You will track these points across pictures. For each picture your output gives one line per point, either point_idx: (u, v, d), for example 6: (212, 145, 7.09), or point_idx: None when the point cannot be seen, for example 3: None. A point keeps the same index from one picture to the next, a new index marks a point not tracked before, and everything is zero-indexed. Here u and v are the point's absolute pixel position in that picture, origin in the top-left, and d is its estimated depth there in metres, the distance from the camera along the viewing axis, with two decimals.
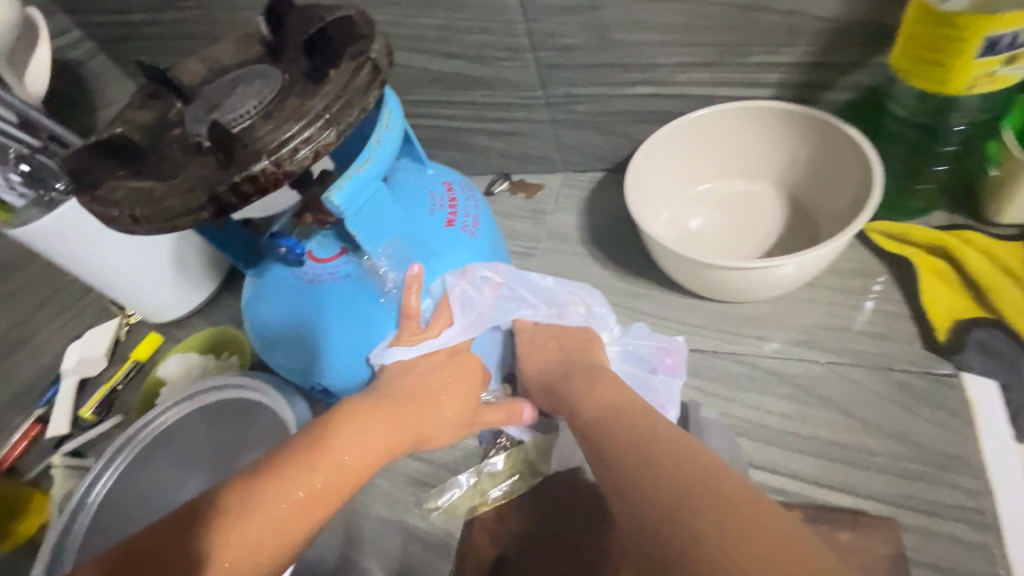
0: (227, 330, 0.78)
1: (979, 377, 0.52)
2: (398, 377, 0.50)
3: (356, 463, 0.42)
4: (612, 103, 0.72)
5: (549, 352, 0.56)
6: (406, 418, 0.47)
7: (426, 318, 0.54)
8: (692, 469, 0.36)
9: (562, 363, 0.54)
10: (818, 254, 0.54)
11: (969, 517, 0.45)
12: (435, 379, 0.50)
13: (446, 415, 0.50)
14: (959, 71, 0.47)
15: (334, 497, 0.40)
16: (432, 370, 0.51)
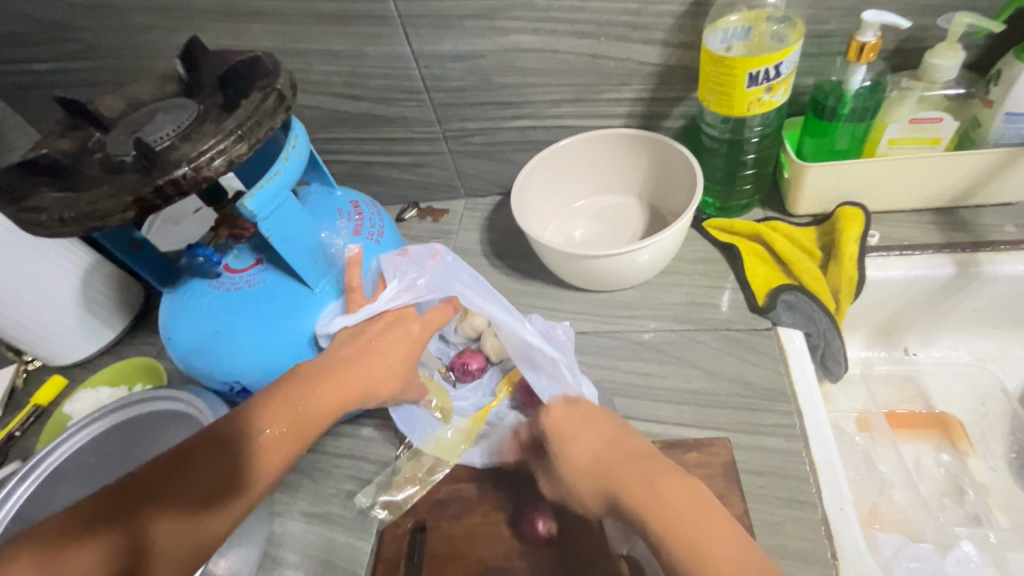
0: (146, 359, 0.78)
1: (789, 331, 0.66)
2: (352, 339, 0.55)
3: (309, 416, 0.51)
4: (502, 133, 0.84)
5: (574, 410, 0.52)
6: (356, 375, 0.53)
7: (368, 286, 0.60)
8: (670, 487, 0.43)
9: (586, 421, 0.51)
10: (663, 241, 0.67)
11: (782, 430, 0.58)
12: (381, 338, 0.55)
13: (393, 372, 0.55)
14: (738, 97, 0.64)
15: (290, 445, 0.50)
16: (377, 334, 0.56)
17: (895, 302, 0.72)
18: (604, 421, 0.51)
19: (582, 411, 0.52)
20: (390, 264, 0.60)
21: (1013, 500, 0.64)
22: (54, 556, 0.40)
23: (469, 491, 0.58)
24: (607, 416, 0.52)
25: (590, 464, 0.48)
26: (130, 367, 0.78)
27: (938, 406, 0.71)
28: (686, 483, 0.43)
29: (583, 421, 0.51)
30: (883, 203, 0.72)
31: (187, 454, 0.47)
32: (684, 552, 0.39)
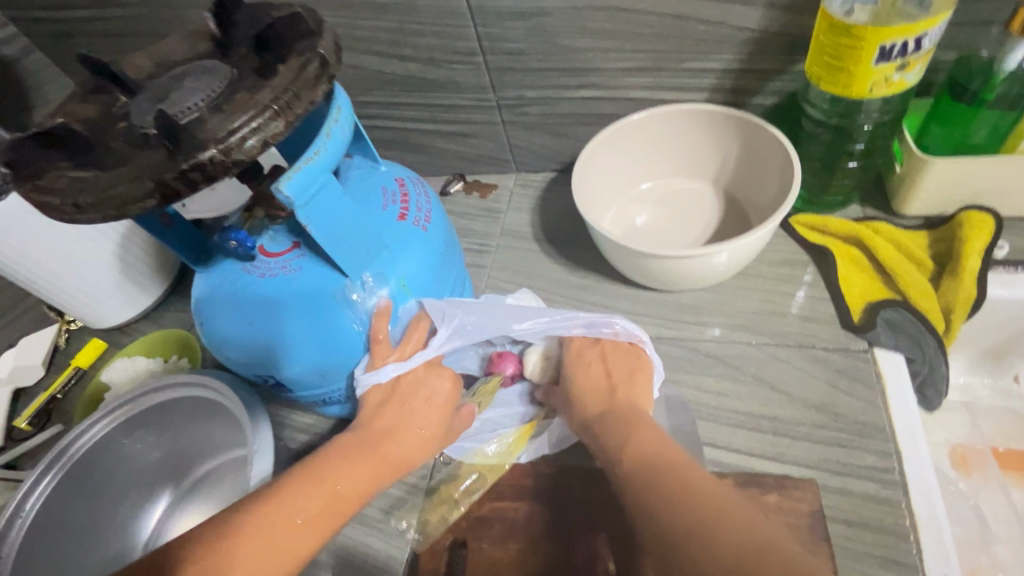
0: (183, 332, 0.76)
1: (888, 354, 0.57)
2: (384, 410, 0.53)
3: (344, 492, 0.46)
4: (563, 104, 0.75)
5: (588, 352, 0.56)
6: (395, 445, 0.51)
7: (397, 339, 0.56)
8: (665, 448, 0.44)
9: (591, 362, 0.55)
10: (749, 241, 0.58)
11: (876, 474, 0.50)
12: (416, 413, 0.53)
13: (425, 445, 0.53)
14: (861, 76, 0.53)
15: (323, 526, 0.44)
16: (408, 391, 0.54)
17: (1015, 326, 0.62)
18: (607, 368, 0.55)
19: (593, 351, 0.56)
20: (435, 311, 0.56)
21: None
22: None
23: (516, 510, 0.53)
24: (618, 358, 0.56)
25: (596, 394, 0.52)
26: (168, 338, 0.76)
27: None
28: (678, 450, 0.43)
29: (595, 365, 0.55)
30: (1015, 207, 0.60)
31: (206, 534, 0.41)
32: (682, 509, 0.37)
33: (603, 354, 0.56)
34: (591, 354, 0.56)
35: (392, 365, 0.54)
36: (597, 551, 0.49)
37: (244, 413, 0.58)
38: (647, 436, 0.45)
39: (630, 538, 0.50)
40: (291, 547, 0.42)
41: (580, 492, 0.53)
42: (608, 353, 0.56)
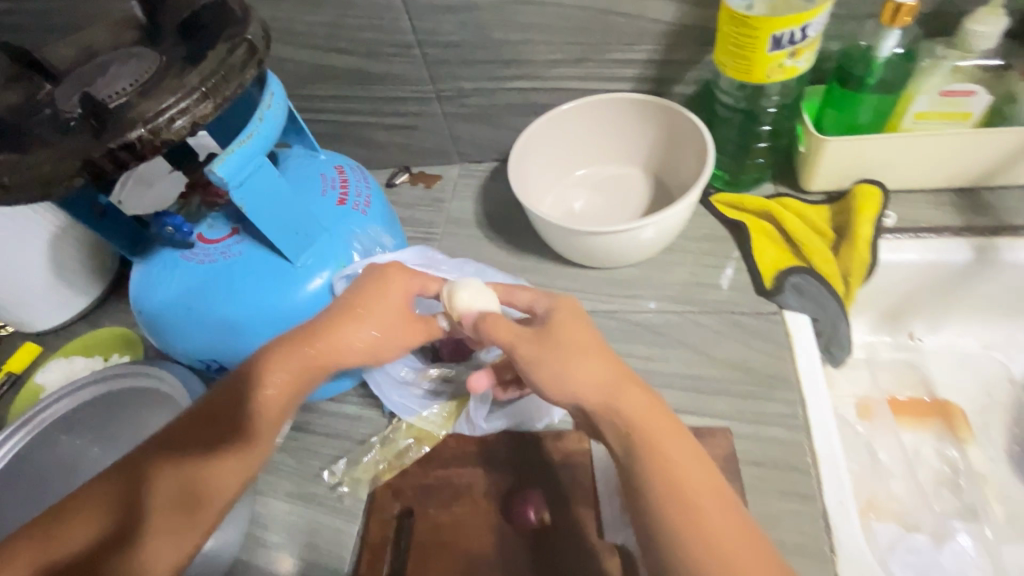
0: (124, 329, 0.74)
1: (796, 315, 0.63)
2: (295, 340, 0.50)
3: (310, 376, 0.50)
4: (499, 95, 0.78)
5: (567, 311, 0.49)
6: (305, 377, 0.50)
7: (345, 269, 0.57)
8: (661, 423, 0.42)
9: (561, 314, 0.49)
10: (668, 218, 0.63)
11: (783, 420, 0.55)
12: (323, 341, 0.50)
13: (379, 351, 0.52)
14: (759, 63, 0.58)
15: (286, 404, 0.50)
16: (337, 326, 0.51)
17: (905, 287, 0.69)
18: (589, 330, 0.48)
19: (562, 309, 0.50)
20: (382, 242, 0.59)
21: (1012, 490, 0.62)
22: (51, 541, 0.42)
23: (458, 477, 0.56)
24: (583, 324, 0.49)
25: (595, 359, 0.45)
26: (113, 337, 0.74)
27: (940, 394, 0.69)
28: (666, 418, 0.42)
29: (565, 326, 0.48)
30: (900, 181, 0.67)
31: (185, 431, 0.47)
32: (686, 508, 0.38)
33: (573, 312, 0.49)
34: (566, 310, 0.49)
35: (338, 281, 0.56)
36: (532, 506, 0.52)
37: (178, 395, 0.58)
38: (629, 404, 0.43)
39: (563, 493, 0.53)
40: (212, 488, 0.46)
41: (518, 456, 0.56)
42: (570, 309, 0.50)
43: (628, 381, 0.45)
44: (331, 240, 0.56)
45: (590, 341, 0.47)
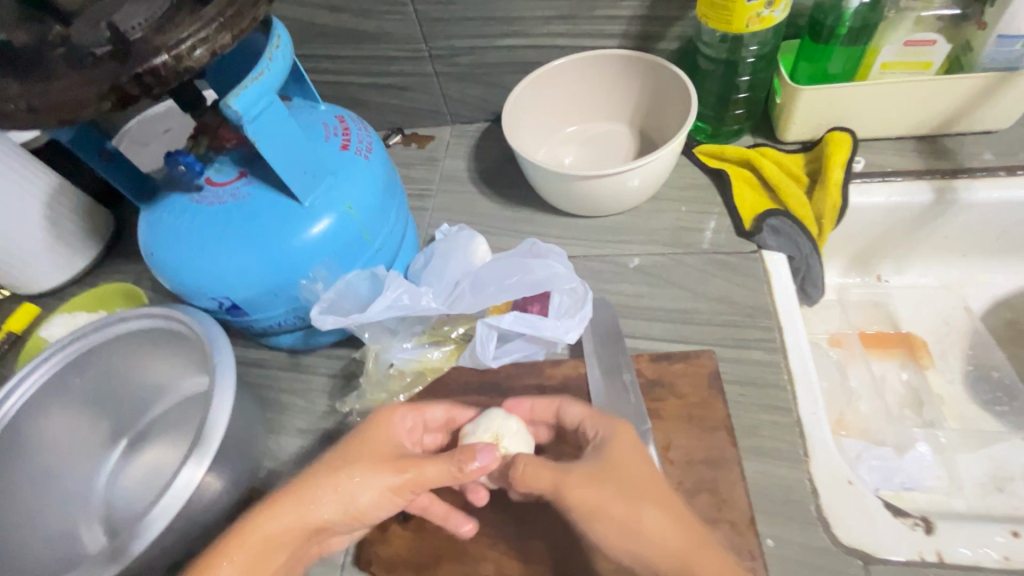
0: (125, 285, 0.76)
1: (773, 254, 0.68)
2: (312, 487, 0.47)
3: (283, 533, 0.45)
4: (490, 54, 0.81)
5: (623, 447, 0.47)
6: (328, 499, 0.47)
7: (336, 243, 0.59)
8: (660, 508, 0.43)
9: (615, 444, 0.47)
10: (654, 162, 0.66)
11: (762, 344, 0.60)
12: (360, 472, 0.47)
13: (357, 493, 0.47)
14: (739, 13, 0.62)
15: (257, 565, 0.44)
16: (337, 474, 0.47)
17: (873, 229, 0.74)
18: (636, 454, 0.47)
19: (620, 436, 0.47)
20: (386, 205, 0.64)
21: (968, 410, 0.68)
22: None
23: (463, 404, 0.60)
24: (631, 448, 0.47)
25: (646, 485, 0.44)
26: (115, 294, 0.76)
27: (905, 328, 0.75)
28: (683, 518, 0.43)
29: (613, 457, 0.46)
30: (869, 129, 0.72)
31: None
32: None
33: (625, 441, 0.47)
34: (625, 440, 0.47)
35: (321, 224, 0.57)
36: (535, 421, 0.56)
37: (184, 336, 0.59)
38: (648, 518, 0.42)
39: None
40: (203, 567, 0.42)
41: (519, 383, 0.60)
42: (628, 439, 0.47)
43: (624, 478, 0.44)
44: (336, 182, 0.59)
45: (636, 469, 0.45)
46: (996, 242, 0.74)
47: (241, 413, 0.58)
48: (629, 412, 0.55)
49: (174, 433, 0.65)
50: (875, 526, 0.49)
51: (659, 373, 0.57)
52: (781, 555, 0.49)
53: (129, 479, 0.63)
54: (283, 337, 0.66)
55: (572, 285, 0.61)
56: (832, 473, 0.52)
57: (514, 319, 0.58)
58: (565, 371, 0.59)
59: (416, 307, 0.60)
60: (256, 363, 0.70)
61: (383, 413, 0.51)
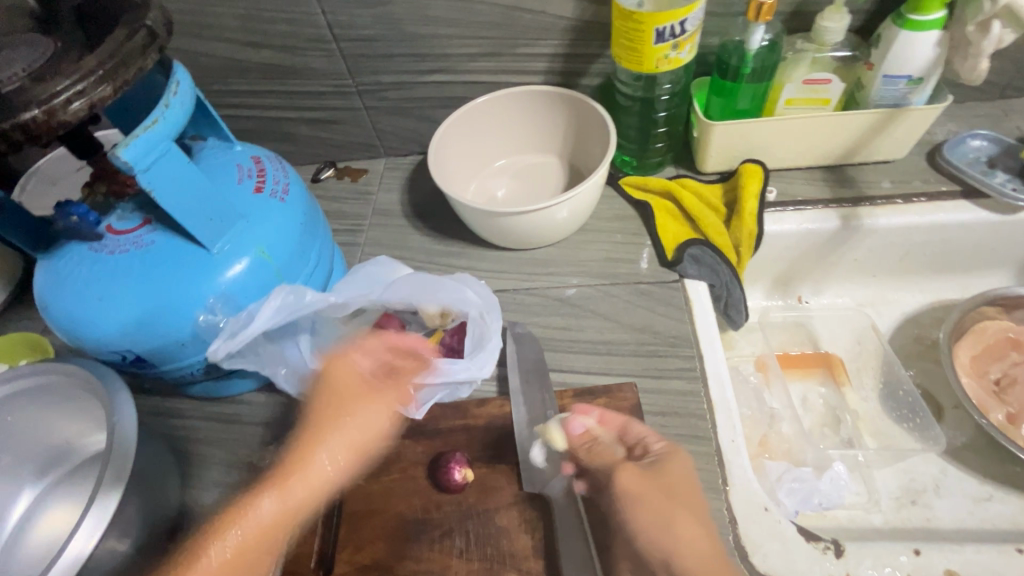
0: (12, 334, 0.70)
1: (694, 282, 0.70)
2: (317, 431, 0.56)
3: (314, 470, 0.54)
4: (419, 89, 0.81)
5: (636, 474, 0.53)
6: (339, 443, 0.56)
7: (251, 283, 0.57)
8: (703, 555, 0.49)
9: (664, 477, 0.52)
10: (578, 196, 0.68)
11: (683, 373, 0.62)
12: (347, 410, 0.57)
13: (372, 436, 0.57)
14: (647, 54, 0.64)
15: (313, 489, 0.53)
16: (353, 401, 0.58)
17: (789, 254, 0.78)
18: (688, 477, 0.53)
19: (668, 468, 0.53)
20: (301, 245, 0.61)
21: (882, 424, 0.71)
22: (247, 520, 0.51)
23: (386, 448, 0.58)
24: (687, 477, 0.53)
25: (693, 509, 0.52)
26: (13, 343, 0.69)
27: (824, 347, 0.78)
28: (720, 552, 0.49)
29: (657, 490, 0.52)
30: (780, 160, 0.76)
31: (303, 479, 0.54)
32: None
33: (646, 474, 0.53)
34: (640, 479, 0.52)
35: (235, 268, 0.55)
36: (458, 466, 0.55)
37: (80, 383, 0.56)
38: (682, 528, 0.50)
39: (486, 454, 0.57)
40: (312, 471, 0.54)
41: (444, 424, 0.59)
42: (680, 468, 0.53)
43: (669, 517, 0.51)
44: (247, 226, 0.57)
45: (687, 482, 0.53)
46: (900, 264, 0.79)
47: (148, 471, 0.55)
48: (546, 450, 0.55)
49: (80, 493, 0.61)
50: (789, 552, 0.50)
51: (582, 407, 0.58)
52: None
53: (30, 543, 0.58)
54: (197, 386, 0.63)
55: (474, 310, 0.60)
56: (749, 501, 0.53)
57: None
58: (491, 410, 0.59)
59: (303, 305, 0.57)
60: (171, 413, 0.66)
61: (332, 366, 0.60)
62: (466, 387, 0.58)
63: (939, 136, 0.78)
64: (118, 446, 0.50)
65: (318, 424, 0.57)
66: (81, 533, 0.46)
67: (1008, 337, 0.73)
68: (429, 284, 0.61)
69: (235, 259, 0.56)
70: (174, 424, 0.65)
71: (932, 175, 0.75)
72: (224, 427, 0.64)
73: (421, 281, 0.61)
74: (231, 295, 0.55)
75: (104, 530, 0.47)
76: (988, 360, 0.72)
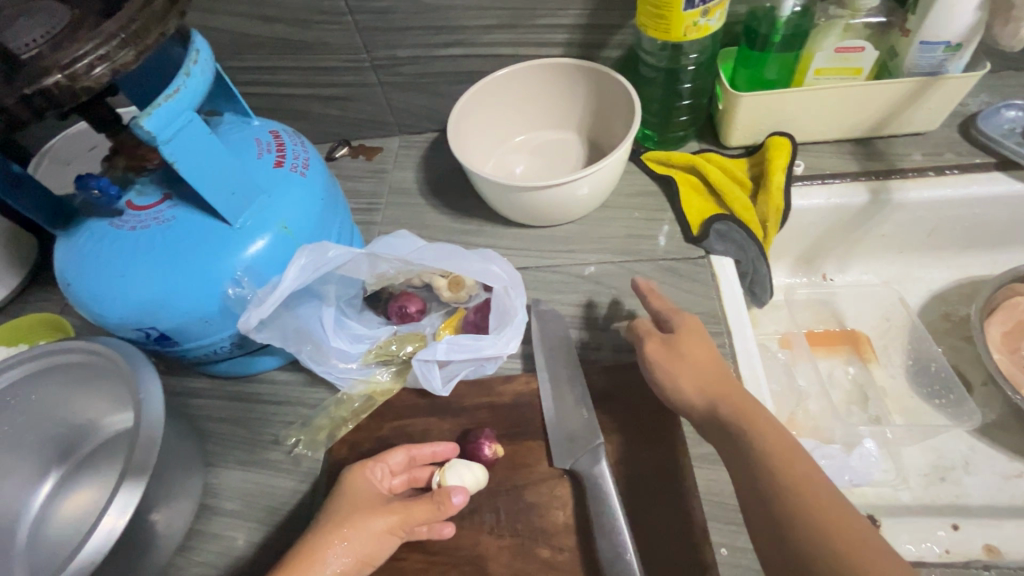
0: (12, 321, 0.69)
1: (720, 258, 0.69)
2: (338, 521, 0.47)
3: None
4: (434, 63, 0.79)
5: (659, 346, 0.53)
6: (359, 538, 0.46)
7: (274, 260, 0.56)
8: (709, 374, 0.50)
9: (682, 328, 0.53)
10: (602, 171, 0.66)
11: None
12: (366, 512, 0.48)
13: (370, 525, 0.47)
14: (675, 22, 0.62)
15: None
16: (349, 521, 0.46)
17: (815, 230, 0.76)
18: (703, 334, 0.53)
19: (682, 322, 0.54)
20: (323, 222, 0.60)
21: (909, 401, 0.70)
22: None
23: (412, 426, 0.58)
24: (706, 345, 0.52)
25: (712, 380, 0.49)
26: (18, 328, 0.69)
27: (850, 325, 0.77)
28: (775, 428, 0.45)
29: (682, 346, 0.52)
30: (807, 133, 0.74)
31: None
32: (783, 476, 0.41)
33: (664, 345, 0.53)
34: (658, 349, 0.52)
35: (258, 244, 0.54)
36: (487, 441, 0.54)
37: (105, 360, 0.55)
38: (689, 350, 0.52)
39: (513, 431, 0.56)
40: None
41: (470, 402, 0.58)
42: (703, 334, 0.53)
43: (690, 365, 0.50)
44: (268, 201, 0.56)
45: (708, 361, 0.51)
46: (928, 239, 0.77)
47: (173, 450, 0.54)
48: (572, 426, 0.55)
49: (105, 474, 0.60)
50: None
51: (609, 383, 0.57)
52: (736, 563, 0.48)
53: (56, 525, 0.58)
54: (219, 365, 0.63)
55: (497, 284, 0.59)
56: None
57: (448, 347, 0.55)
58: (516, 387, 0.58)
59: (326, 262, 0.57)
60: (193, 392, 0.66)
61: (351, 474, 0.51)
62: (491, 364, 0.58)
63: (972, 107, 0.75)
64: (145, 424, 0.50)
65: (337, 519, 0.47)
66: (114, 509, 0.45)
67: None
68: (449, 253, 0.60)
69: (257, 236, 0.55)
70: (197, 403, 0.65)
71: (965, 147, 0.73)
72: (247, 406, 0.64)
73: (440, 250, 0.60)
74: (255, 271, 0.54)
75: (136, 506, 0.46)
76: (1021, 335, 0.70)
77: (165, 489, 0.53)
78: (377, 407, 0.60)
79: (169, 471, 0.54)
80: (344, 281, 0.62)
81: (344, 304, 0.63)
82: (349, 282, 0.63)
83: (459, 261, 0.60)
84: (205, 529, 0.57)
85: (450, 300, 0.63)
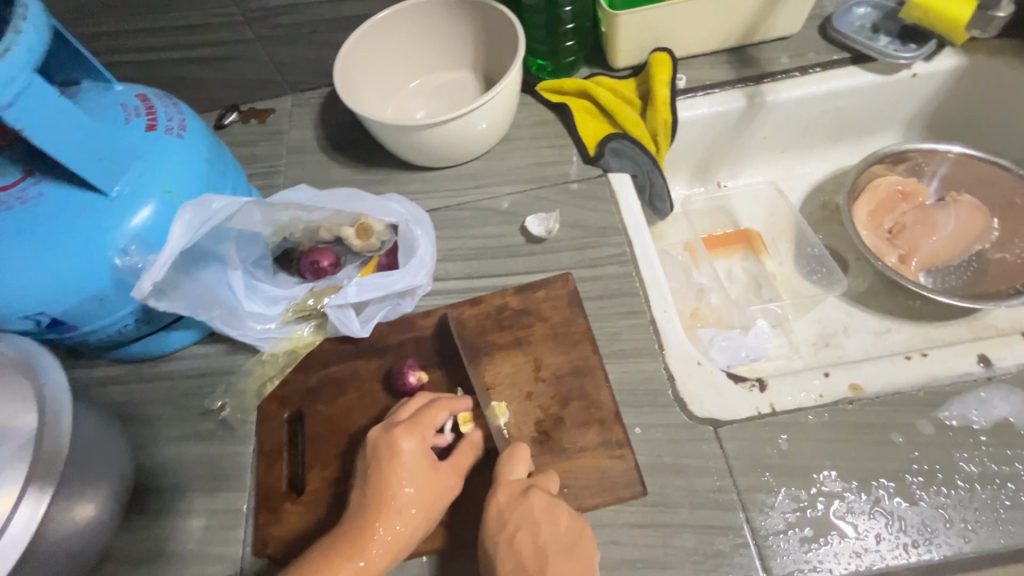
0: None
1: (617, 175, 0.72)
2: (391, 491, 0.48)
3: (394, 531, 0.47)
4: (311, 10, 0.76)
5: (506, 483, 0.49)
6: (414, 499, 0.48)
7: (161, 227, 0.53)
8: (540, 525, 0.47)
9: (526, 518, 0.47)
10: (492, 102, 0.67)
11: (615, 259, 0.65)
12: (412, 481, 0.48)
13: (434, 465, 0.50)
14: None
15: (415, 525, 0.48)
16: (418, 471, 0.49)
17: (703, 140, 0.81)
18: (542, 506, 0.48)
19: (523, 514, 0.47)
20: (213, 185, 0.58)
21: (796, 283, 0.78)
22: None
23: (341, 372, 0.60)
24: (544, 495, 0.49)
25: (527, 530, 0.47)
26: None
27: (743, 225, 0.84)
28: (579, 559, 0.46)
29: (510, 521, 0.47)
30: (686, 47, 0.78)
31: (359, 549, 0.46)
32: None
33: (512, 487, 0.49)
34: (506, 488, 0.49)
35: (143, 213, 0.52)
36: (411, 370, 0.57)
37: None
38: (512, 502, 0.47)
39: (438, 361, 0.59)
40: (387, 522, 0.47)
41: (393, 340, 0.60)
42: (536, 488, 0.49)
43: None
44: (145, 166, 0.53)
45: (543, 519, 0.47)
46: (804, 136, 0.84)
47: (95, 434, 0.53)
48: (487, 345, 0.59)
49: None
50: (721, 396, 0.55)
51: (523, 302, 0.61)
52: (647, 439, 0.54)
53: None
54: (128, 347, 0.61)
55: (399, 219, 0.62)
56: (683, 359, 0.57)
57: (358, 287, 0.57)
58: (436, 319, 0.61)
59: (213, 217, 0.54)
60: (107, 380, 0.64)
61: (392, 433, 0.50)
62: (408, 300, 0.61)
63: (829, 8, 0.81)
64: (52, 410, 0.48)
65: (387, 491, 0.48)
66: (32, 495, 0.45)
67: (898, 191, 0.79)
68: (353, 198, 0.62)
69: (138, 203, 0.52)
70: (115, 390, 0.63)
71: (824, 46, 0.79)
72: (169, 383, 0.63)
73: (345, 196, 0.62)
74: (144, 240, 0.52)
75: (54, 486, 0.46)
76: (882, 213, 0.78)
77: (92, 473, 0.51)
78: (301, 358, 0.61)
79: (95, 454, 0.52)
80: (244, 239, 0.60)
81: (253, 267, 0.62)
82: (251, 240, 0.61)
83: (365, 203, 0.62)
84: (146, 506, 0.57)
85: (362, 249, 0.62)
